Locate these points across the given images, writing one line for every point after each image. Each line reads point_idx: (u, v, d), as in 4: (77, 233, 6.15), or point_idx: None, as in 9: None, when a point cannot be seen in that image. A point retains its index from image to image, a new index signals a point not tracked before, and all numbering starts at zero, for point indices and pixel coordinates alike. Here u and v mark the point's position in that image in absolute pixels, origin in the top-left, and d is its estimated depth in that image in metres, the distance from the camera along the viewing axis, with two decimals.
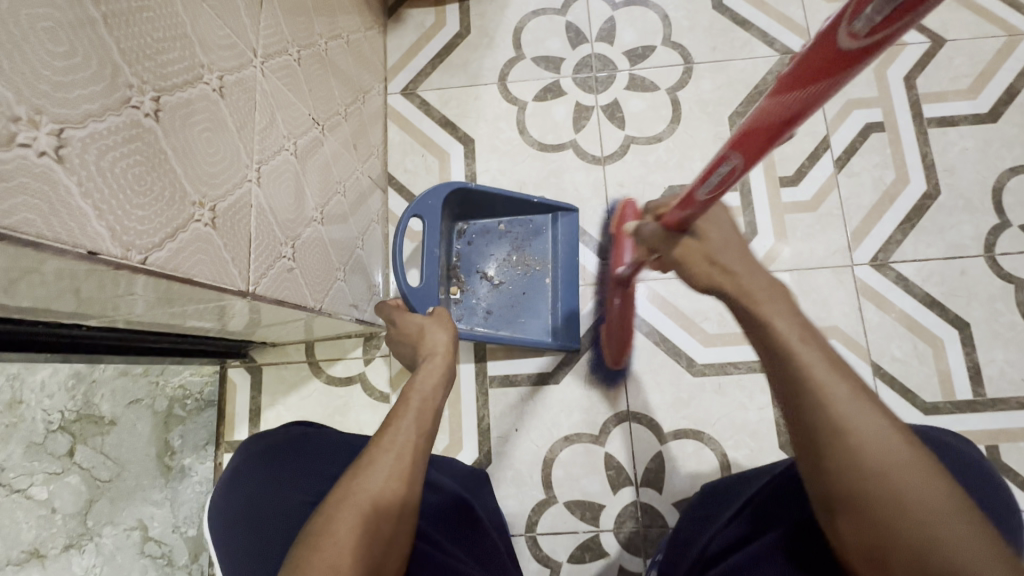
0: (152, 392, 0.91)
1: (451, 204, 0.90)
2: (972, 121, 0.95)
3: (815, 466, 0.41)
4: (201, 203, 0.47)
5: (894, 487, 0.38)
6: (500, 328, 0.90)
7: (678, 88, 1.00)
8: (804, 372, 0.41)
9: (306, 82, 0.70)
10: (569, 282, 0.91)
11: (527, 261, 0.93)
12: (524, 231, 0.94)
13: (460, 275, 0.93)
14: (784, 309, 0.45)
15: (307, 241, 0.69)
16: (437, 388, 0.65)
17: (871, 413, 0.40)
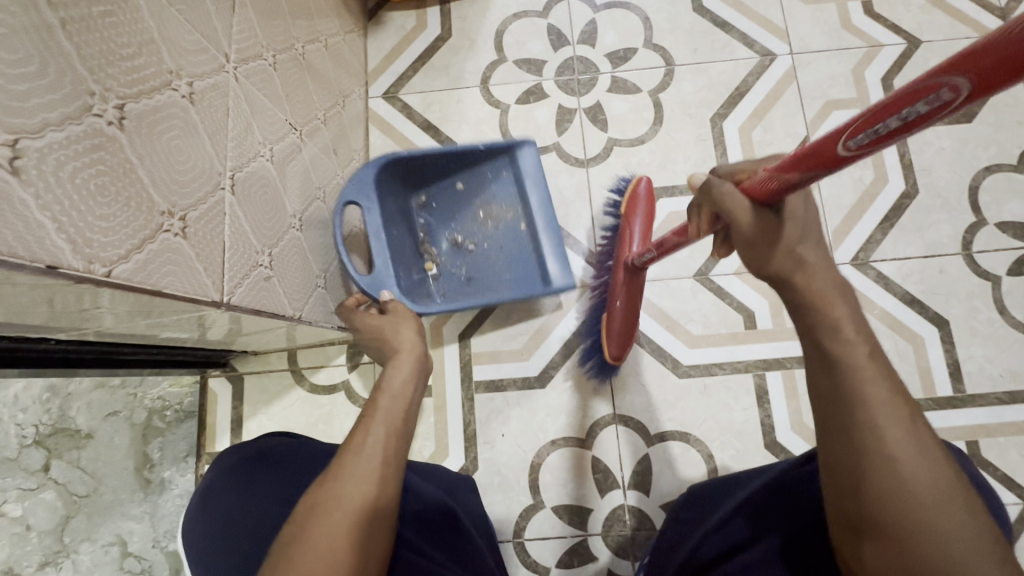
0: (129, 404, 0.88)
1: (399, 179, 0.88)
2: (948, 121, 0.97)
3: (852, 486, 0.41)
4: (170, 212, 0.46)
5: (928, 522, 0.38)
6: (487, 291, 0.89)
7: (660, 90, 1.01)
8: (857, 390, 0.41)
9: (283, 87, 0.69)
10: (544, 224, 0.87)
11: (495, 214, 0.91)
12: (484, 185, 0.91)
13: (430, 250, 0.92)
14: (848, 313, 0.43)
15: (285, 248, 0.68)
16: (412, 385, 0.63)
17: (918, 442, 0.40)
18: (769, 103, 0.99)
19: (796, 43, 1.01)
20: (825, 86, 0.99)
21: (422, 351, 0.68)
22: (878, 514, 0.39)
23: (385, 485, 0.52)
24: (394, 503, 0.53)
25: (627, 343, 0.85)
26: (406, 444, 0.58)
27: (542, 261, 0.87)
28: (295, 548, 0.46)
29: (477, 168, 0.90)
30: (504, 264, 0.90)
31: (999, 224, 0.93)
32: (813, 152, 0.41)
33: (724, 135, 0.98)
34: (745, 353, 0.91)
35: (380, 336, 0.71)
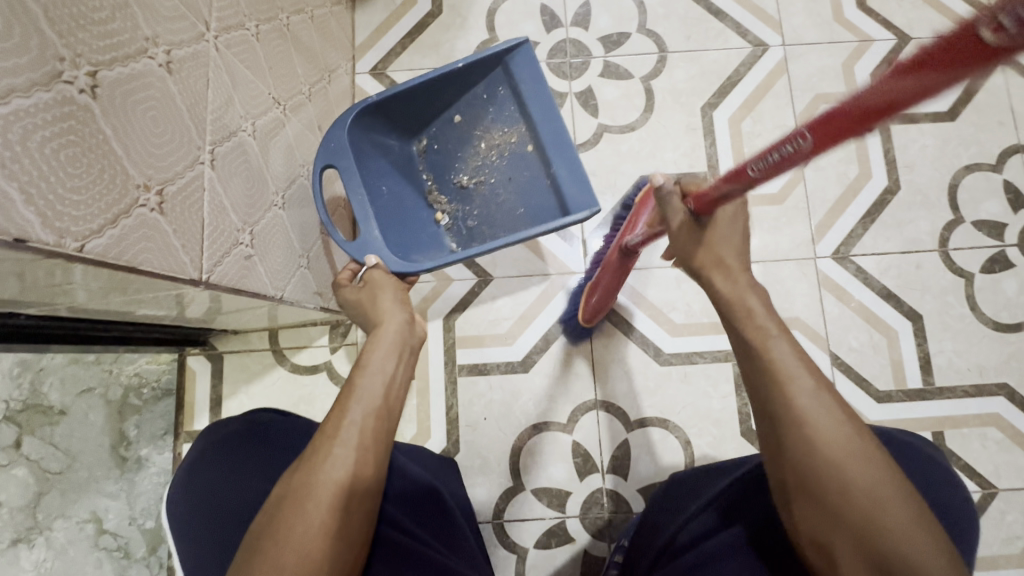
0: (105, 381, 0.86)
1: (389, 122, 0.83)
2: (933, 119, 0.98)
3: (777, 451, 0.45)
4: (146, 186, 0.44)
5: (848, 484, 0.42)
6: (505, 226, 0.84)
7: (652, 77, 1.00)
8: (770, 363, 0.46)
9: (266, 59, 0.67)
10: (550, 140, 0.81)
11: (498, 140, 0.86)
12: (483, 114, 0.85)
13: (438, 197, 0.87)
14: (766, 307, 0.50)
15: (267, 226, 0.66)
16: (394, 361, 0.60)
17: (830, 404, 0.44)
18: (760, 94, 0.99)
19: (789, 35, 1.01)
20: (815, 80, 1.00)
21: (405, 325, 0.64)
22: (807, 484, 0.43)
23: (363, 472, 0.52)
24: (375, 489, 0.53)
25: (595, 313, 0.88)
26: (390, 425, 0.57)
27: (555, 181, 0.81)
28: (272, 538, 0.47)
29: (470, 95, 0.85)
30: (518, 193, 0.84)
31: (975, 222, 0.95)
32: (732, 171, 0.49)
33: (714, 124, 0.98)
34: (725, 342, 0.92)
35: (363, 308, 0.68)
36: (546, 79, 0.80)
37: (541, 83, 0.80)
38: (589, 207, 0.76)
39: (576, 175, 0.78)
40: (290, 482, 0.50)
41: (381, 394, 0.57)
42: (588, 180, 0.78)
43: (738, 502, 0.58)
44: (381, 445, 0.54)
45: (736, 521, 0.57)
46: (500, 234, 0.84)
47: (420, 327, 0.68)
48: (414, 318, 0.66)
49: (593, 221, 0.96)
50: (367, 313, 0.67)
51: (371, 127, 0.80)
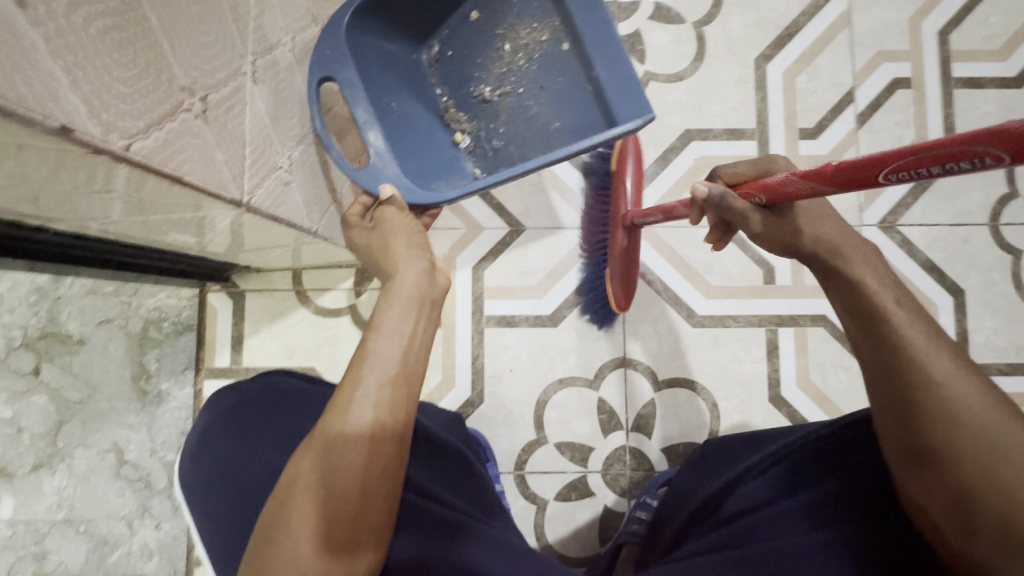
0: (125, 313, 0.86)
1: (395, 21, 0.74)
2: (999, 85, 0.93)
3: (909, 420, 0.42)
4: (191, 89, 0.40)
5: (993, 440, 0.39)
6: (538, 142, 0.76)
7: (705, 22, 0.93)
8: (888, 327, 0.44)
9: None
10: (589, 35, 0.72)
11: (524, 42, 0.77)
12: (505, 10, 0.77)
13: (456, 114, 0.80)
14: (876, 274, 0.47)
15: (303, 154, 0.62)
16: (413, 319, 0.56)
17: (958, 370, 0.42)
18: (818, 48, 0.93)
19: None
20: (879, 35, 0.93)
21: (423, 275, 0.60)
22: (942, 443, 0.41)
23: (377, 457, 0.49)
24: (399, 463, 0.51)
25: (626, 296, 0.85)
26: (413, 389, 0.53)
27: (597, 85, 0.72)
28: (284, 526, 0.48)
29: None
30: (551, 102, 0.76)
31: None
32: (852, 173, 0.42)
33: (767, 78, 0.93)
34: (760, 307, 0.90)
35: (377, 252, 0.64)
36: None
37: None
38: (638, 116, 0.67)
39: (621, 75, 0.70)
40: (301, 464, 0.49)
41: (398, 358, 0.53)
42: (638, 83, 0.69)
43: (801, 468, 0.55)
44: (401, 412, 0.51)
45: (805, 488, 0.54)
46: (531, 153, 0.76)
47: (441, 273, 0.63)
48: (434, 279, 0.60)
49: None
50: (381, 258, 0.64)
51: (375, 28, 0.73)
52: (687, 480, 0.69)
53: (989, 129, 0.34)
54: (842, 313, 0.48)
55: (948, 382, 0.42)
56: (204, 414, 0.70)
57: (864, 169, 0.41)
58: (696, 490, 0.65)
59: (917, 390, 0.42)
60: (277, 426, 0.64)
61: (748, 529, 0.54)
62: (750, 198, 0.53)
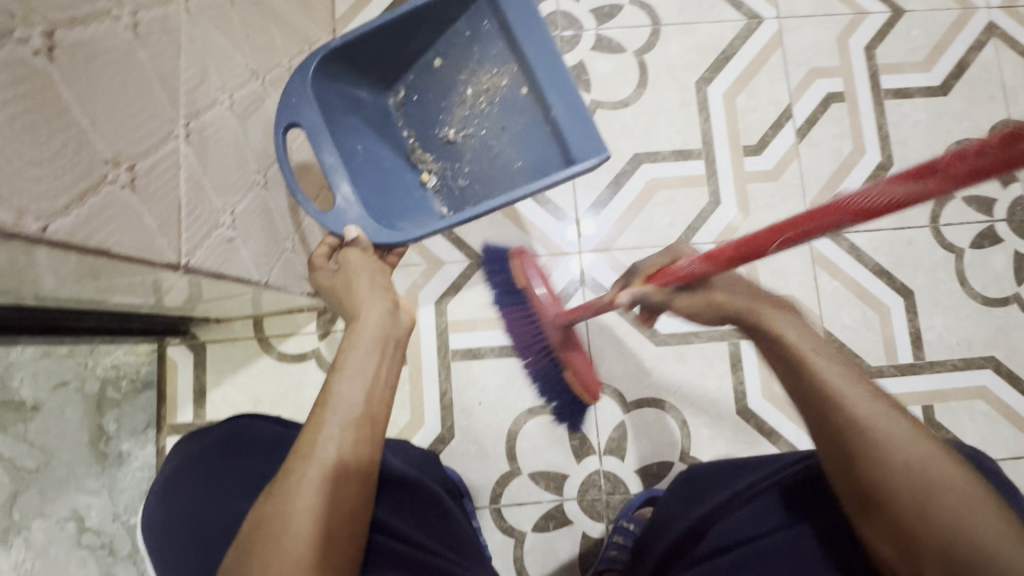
0: (81, 373, 0.84)
1: (359, 69, 0.75)
2: (926, 94, 0.98)
3: (849, 468, 0.47)
4: (115, 161, 0.40)
5: (927, 476, 0.45)
6: (503, 180, 0.77)
7: (646, 51, 0.97)
8: (819, 381, 0.48)
9: (242, 27, 0.62)
10: (546, 80, 0.73)
11: (486, 86, 0.78)
12: (467, 54, 0.78)
13: (423, 155, 0.81)
14: (796, 324, 0.52)
15: (249, 207, 0.62)
16: (376, 360, 0.55)
17: (890, 411, 0.47)
18: (754, 69, 0.97)
19: (783, 6, 0.99)
20: (810, 54, 0.98)
21: (387, 315, 0.59)
22: (883, 488, 0.46)
23: (340, 500, 0.49)
24: (364, 504, 0.50)
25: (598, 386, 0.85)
26: (378, 430, 0.53)
27: (555, 126, 0.73)
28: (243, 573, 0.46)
29: (451, 35, 0.78)
30: (513, 142, 0.77)
31: (965, 198, 0.96)
32: (749, 245, 0.51)
33: (709, 100, 0.96)
34: (720, 321, 0.92)
35: (339, 292, 0.64)
36: (537, 6, 0.72)
37: (533, 12, 0.72)
38: (594, 154, 0.69)
39: (579, 116, 0.71)
40: (262, 511, 0.48)
41: (362, 399, 0.52)
42: (593, 123, 0.71)
43: (796, 496, 0.57)
44: (365, 453, 0.51)
45: (804, 519, 0.56)
46: (494, 191, 0.77)
47: (406, 312, 0.62)
48: (399, 317, 0.61)
49: (587, 200, 0.94)
50: (343, 298, 0.63)
51: (340, 74, 0.73)
52: (672, 505, 0.69)
53: (835, 200, 0.43)
54: (771, 364, 0.52)
55: (882, 429, 0.47)
56: (172, 458, 0.67)
57: (754, 245, 0.51)
58: (678, 517, 0.65)
59: (856, 439, 0.47)
60: (251, 482, 0.61)
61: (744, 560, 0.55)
62: (665, 285, 0.58)
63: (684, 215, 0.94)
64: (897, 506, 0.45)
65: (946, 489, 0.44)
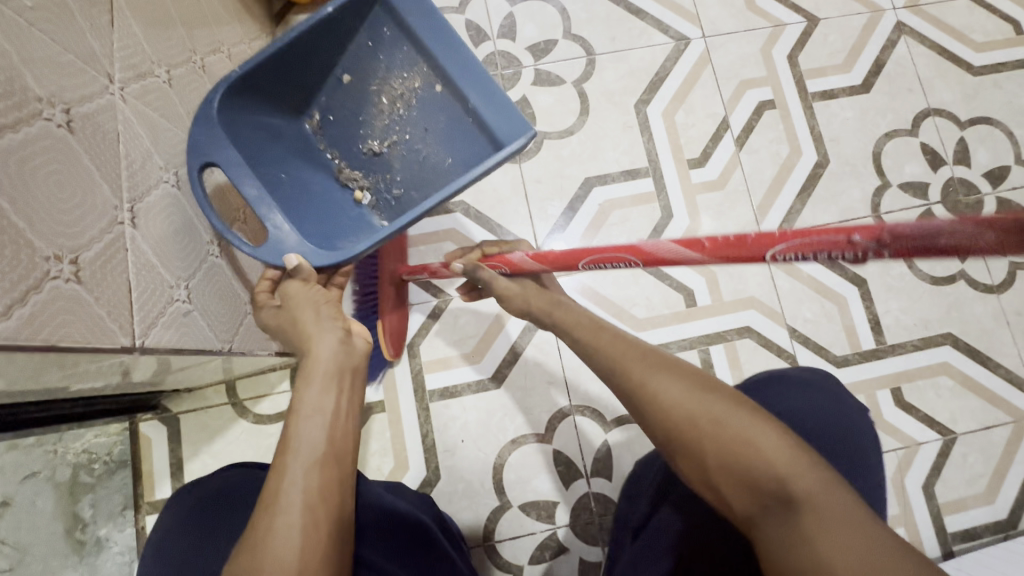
0: (51, 462, 0.80)
1: (265, 97, 0.73)
2: (850, 93, 1.04)
3: (646, 423, 0.48)
4: (57, 256, 0.41)
5: (694, 413, 0.45)
6: (438, 179, 0.79)
7: (584, 80, 1.01)
8: (601, 355, 0.52)
9: (181, 104, 0.64)
10: (458, 75, 0.75)
11: (398, 91, 0.79)
12: (373, 65, 0.78)
13: (351, 173, 0.81)
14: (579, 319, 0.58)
15: (205, 277, 0.62)
16: (334, 394, 0.57)
17: (659, 365, 0.49)
18: (688, 86, 1.02)
19: (707, 26, 1.05)
20: (738, 67, 1.04)
21: (340, 345, 0.62)
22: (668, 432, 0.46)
23: (312, 543, 0.47)
24: (337, 543, 0.49)
25: (397, 342, 0.88)
26: (345, 464, 0.53)
27: (477, 118, 0.76)
28: None
29: (351, 46, 0.77)
30: (439, 141, 0.79)
31: (900, 185, 1.01)
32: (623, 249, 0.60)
33: (649, 120, 1.01)
34: (688, 330, 0.94)
35: (286, 329, 0.65)
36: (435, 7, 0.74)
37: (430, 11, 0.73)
38: (521, 135, 0.71)
39: (498, 104, 0.74)
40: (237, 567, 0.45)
41: (324, 439, 0.53)
42: (513, 106, 0.73)
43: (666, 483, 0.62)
44: (333, 494, 0.50)
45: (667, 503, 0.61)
46: (431, 193, 0.79)
47: (359, 338, 0.66)
48: (350, 351, 0.62)
49: (545, 228, 0.96)
50: (291, 334, 0.64)
51: (247, 105, 0.71)
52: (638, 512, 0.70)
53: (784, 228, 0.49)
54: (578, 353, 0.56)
55: (653, 379, 0.48)
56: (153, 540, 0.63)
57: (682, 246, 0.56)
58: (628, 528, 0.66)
59: (641, 394, 0.48)
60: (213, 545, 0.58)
61: (653, 542, 0.60)
62: (496, 269, 0.68)
63: (639, 232, 0.97)
64: (695, 447, 0.45)
65: (728, 418, 0.45)
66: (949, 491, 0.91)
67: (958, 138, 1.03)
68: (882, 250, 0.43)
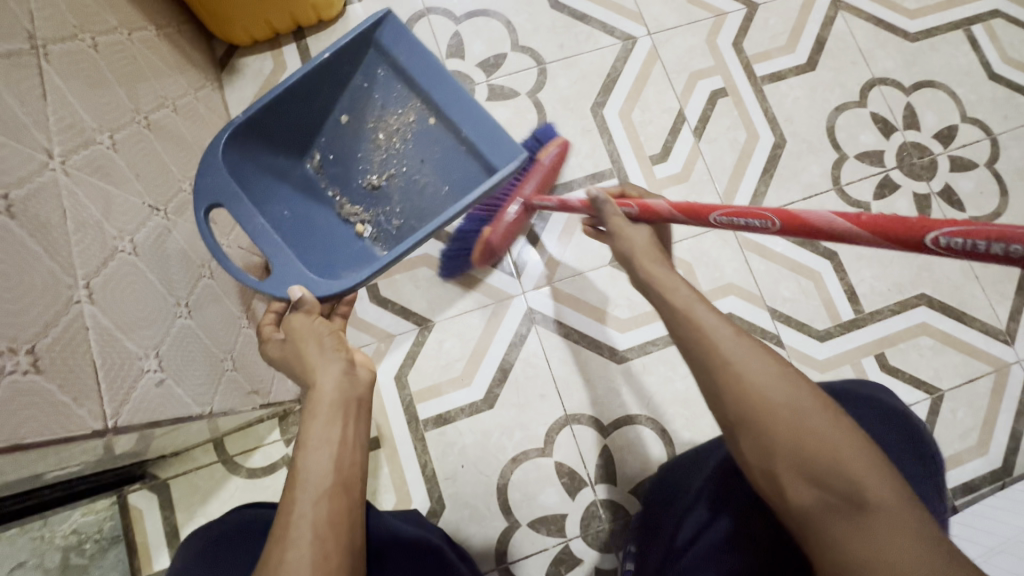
0: (38, 549, 0.75)
1: (268, 142, 0.79)
2: (797, 72, 1.06)
3: (715, 398, 0.44)
4: (12, 349, 0.40)
5: (773, 397, 0.42)
6: (436, 206, 0.85)
7: (537, 90, 1.02)
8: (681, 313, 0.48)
9: (131, 168, 0.62)
10: (449, 107, 0.83)
11: (394, 127, 0.86)
12: (369, 105, 0.86)
13: (352, 209, 0.86)
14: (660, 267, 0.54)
15: (176, 341, 0.61)
16: (341, 424, 0.55)
17: (748, 339, 0.45)
18: (641, 84, 1.03)
19: (651, 23, 1.06)
20: (686, 60, 1.05)
21: (344, 375, 0.58)
22: (741, 412, 0.42)
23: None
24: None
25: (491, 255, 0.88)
26: (352, 496, 0.51)
27: (468, 146, 0.83)
28: None
29: (348, 90, 0.84)
30: (435, 170, 0.85)
31: (857, 156, 1.03)
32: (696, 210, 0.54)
33: (607, 122, 1.01)
34: None
35: (293, 363, 0.62)
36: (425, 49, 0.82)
37: (419, 52, 0.81)
38: (513, 157, 0.78)
39: (485, 129, 0.81)
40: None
41: (331, 468, 0.51)
42: (498, 130, 0.81)
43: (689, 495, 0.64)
44: (342, 525, 0.48)
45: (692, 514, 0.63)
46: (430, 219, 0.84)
47: (364, 367, 0.62)
48: (358, 378, 0.59)
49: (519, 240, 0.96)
50: (296, 368, 0.61)
51: (253, 148, 0.77)
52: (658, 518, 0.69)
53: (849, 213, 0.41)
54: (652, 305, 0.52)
55: (737, 355, 0.44)
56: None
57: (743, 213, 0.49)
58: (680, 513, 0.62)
59: (720, 371, 0.44)
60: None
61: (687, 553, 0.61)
62: (625, 206, 0.61)
63: None
64: (764, 429, 0.41)
65: (806, 409, 0.41)
66: (944, 448, 0.93)
67: (905, 104, 1.06)
68: (865, 237, 0.39)
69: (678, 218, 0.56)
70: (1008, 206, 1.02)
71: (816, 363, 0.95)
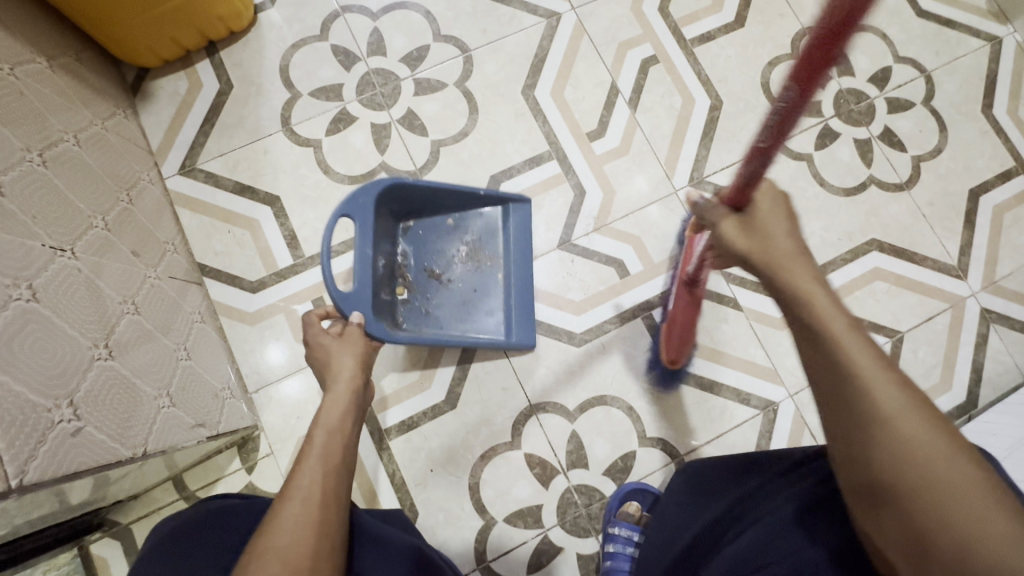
0: None
1: (397, 199, 0.82)
2: (725, 31, 1.04)
3: (861, 457, 0.41)
4: None
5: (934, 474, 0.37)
6: (455, 326, 0.86)
7: (465, 79, 0.99)
8: (842, 358, 0.42)
9: (32, 210, 0.58)
10: (517, 276, 0.90)
11: (479, 256, 0.90)
12: (472, 228, 0.90)
13: (406, 275, 0.86)
14: (807, 278, 0.49)
15: (95, 387, 0.58)
16: (346, 409, 0.61)
17: (923, 412, 0.39)
18: (569, 61, 1.01)
19: None
20: (613, 31, 1.03)
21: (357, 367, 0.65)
22: (892, 479, 0.39)
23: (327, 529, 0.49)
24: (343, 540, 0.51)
25: (680, 349, 0.89)
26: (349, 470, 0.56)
27: (509, 313, 0.89)
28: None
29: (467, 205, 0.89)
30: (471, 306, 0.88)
31: None
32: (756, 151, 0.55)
33: (540, 103, 0.99)
34: (628, 301, 0.94)
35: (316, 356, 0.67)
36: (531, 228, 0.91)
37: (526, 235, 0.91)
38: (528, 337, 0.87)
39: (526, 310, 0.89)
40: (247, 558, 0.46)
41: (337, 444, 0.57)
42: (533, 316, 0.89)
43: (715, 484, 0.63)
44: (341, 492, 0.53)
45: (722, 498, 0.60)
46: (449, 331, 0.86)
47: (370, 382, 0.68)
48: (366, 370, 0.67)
49: None
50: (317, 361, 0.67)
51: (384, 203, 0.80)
52: (676, 512, 0.65)
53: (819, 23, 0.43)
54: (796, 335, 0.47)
55: (906, 420, 0.39)
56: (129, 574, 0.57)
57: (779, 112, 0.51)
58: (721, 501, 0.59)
59: (882, 432, 0.39)
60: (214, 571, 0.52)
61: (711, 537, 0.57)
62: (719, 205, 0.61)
63: (557, 215, 0.96)
64: (918, 503, 0.38)
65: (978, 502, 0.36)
66: None
67: None
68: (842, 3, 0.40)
69: (752, 173, 0.56)
70: (948, 141, 1.03)
71: (775, 321, 0.95)
